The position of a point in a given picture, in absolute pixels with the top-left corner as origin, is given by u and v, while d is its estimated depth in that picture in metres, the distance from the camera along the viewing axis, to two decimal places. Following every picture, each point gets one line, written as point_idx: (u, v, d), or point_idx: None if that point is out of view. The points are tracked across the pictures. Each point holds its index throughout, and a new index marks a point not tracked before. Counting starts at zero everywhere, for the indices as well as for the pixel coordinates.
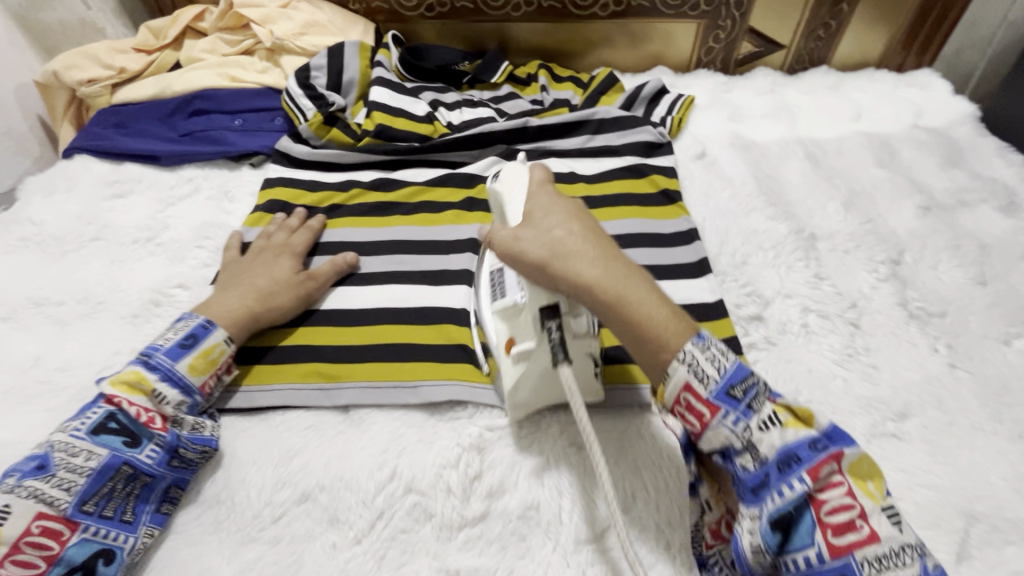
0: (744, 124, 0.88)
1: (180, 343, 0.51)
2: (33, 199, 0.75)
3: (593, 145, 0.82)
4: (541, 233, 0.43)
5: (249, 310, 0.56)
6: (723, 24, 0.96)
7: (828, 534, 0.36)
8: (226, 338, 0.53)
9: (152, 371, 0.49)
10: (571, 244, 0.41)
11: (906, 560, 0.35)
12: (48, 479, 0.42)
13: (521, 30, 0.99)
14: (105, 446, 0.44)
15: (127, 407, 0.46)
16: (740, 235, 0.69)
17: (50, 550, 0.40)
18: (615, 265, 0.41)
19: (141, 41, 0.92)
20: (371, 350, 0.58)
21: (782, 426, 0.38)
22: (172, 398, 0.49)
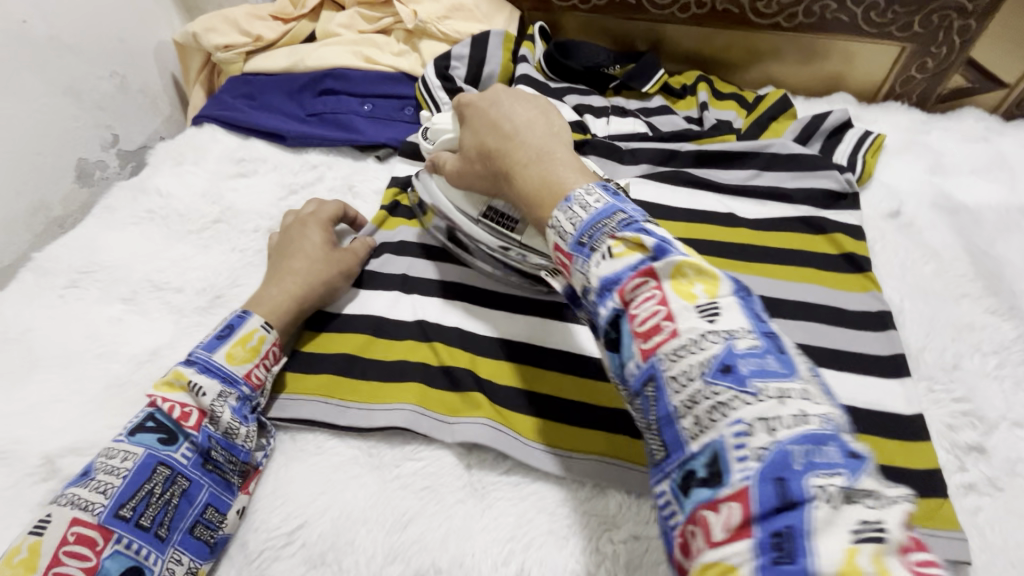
0: (949, 179, 0.72)
1: (217, 335, 0.49)
2: (162, 167, 0.73)
3: (760, 184, 0.69)
4: (513, 100, 0.48)
5: (292, 297, 0.53)
6: (935, 51, 0.79)
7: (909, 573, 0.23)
8: (262, 323, 0.50)
9: (189, 366, 0.47)
10: (525, 119, 0.45)
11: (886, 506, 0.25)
12: (88, 484, 0.40)
13: (682, 34, 0.87)
14: (141, 445, 0.43)
15: (162, 404, 0.45)
16: (951, 328, 0.56)
17: (88, 560, 0.38)
18: (546, 138, 0.44)
19: (279, 9, 0.88)
20: (501, 393, 0.50)
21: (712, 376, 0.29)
22: (210, 389, 0.46)
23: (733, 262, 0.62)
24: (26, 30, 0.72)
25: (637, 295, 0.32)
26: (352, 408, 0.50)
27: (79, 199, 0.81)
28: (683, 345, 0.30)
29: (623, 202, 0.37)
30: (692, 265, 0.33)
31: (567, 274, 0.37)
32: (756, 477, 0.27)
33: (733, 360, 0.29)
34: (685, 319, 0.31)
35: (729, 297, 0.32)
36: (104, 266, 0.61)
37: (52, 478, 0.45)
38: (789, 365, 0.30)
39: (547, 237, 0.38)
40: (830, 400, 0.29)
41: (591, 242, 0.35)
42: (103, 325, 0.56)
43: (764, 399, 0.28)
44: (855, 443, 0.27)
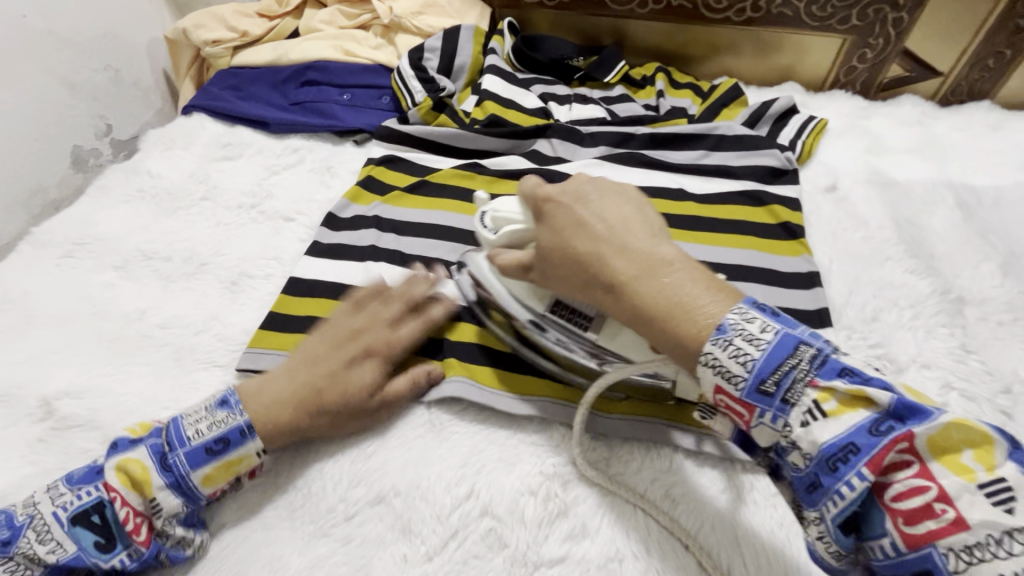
0: (884, 158, 0.78)
1: (206, 446, 0.44)
2: (153, 152, 0.79)
3: (708, 162, 0.74)
4: (569, 200, 0.46)
5: (353, 337, 0.51)
6: (873, 43, 0.86)
7: (899, 523, 0.32)
8: (257, 449, 0.45)
9: (160, 474, 0.43)
10: (600, 225, 0.43)
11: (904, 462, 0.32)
12: (11, 558, 0.39)
13: (642, 29, 0.93)
14: (75, 540, 0.40)
15: (116, 507, 0.41)
16: (872, 286, 0.61)
17: None
18: (655, 241, 0.41)
19: (265, 7, 0.94)
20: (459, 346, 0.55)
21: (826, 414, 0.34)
22: (168, 508, 0.43)
23: (678, 232, 0.67)
24: (26, 24, 0.77)
25: (890, 468, 0.33)
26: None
27: (74, 184, 0.86)
28: (978, 539, 0.29)
29: (792, 329, 0.36)
30: (958, 428, 0.32)
31: (736, 415, 0.37)
32: (885, 503, 0.33)
33: (856, 450, 0.33)
34: (973, 506, 0.30)
35: (878, 409, 0.33)
36: (98, 238, 0.66)
37: (48, 418, 0.50)
38: (1004, 457, 0.31)
39: (699, 373, 0.37)
40: (1007, 456, 0.31)
41: (787, 394, 0.35)
42: (96, 289, 0.61)
43: (997, 510, 0.29)
44: (990, 470, 0.30)
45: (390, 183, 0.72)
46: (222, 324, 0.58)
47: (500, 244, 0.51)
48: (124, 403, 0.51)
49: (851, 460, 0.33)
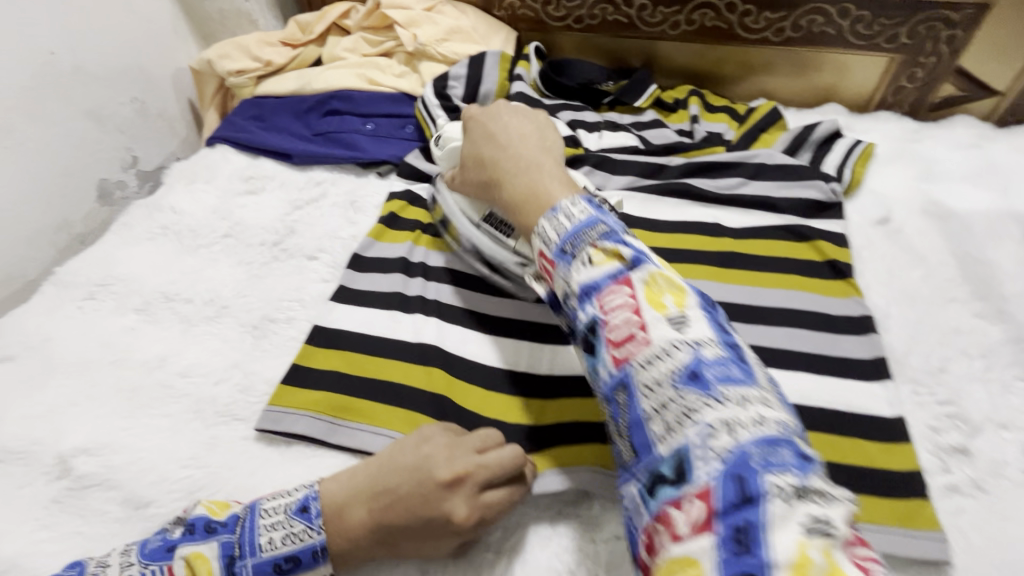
0: (940, 186, 0.73)
1: (278, 561, 0.40)
2: (176, 186, 0.78)
3: (745, 192, 0.70)
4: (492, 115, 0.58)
5: (383, 538, 0.41)
6: (924, 62, 0.81)
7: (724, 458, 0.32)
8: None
9: None
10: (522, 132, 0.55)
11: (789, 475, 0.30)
12: None
13: (674, 50, 0.89)
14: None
15: None
16: (936, 332, 0.56)
17: None
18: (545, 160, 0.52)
19: (289, 35, 0.93)
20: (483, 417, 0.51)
21: (675, 353, 0.36)
22: None
23: (717, 271, 0.63)
24: (54, 60, 0.77)
25: (616, 311, 0.38)
26: (343, 426, 0.51)
27: (100, 217, 0.86)
28: (658, 354, 0.36)
29: (606, 214, 0.44)
30: (663, 278, 0.39)
31: (551, 279, 0.43)
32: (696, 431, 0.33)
33: (597, 288, 0.39)
34: (657, 327, 0.37)
35: (626, 264, 0.39)
36: (121, 278, 0.65)
37: (66, 476, 0.48)
38: (694, 302, 0.39)
39: (534, 244, 0.45)
40: (698, 305, 0.39)
41: (575, 250, 0.41)
42: (117, 334, 0.59)
43: (673, 334, 0.37)
44: (680, 308, 0.38)
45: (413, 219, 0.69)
46: (244, 373, 0.56)
47: (452, 164, 0.64)
48: (142, 461, 0.49)
49: (591, 298, 0.39)
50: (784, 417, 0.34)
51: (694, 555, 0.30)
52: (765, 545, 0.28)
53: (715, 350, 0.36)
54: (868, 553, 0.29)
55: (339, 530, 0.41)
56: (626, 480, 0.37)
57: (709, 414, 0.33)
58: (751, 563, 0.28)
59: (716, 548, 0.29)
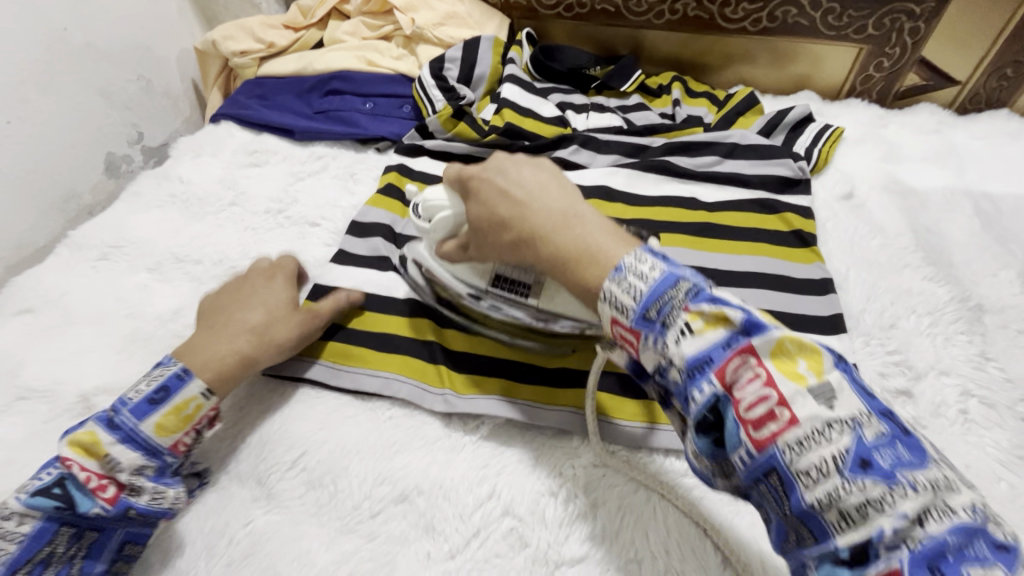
0: (901, 166, 0.78)
1: (150, 397, 0.46)
2: (183, 158, 0.81)
3: (721, 170, 0.74)
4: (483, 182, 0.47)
5: (249, 345, 0.51)
6: (890, 52, 0.86)
7: (749, 431, 0.32)
8: (203, 390, 0.48)
9: (112, 432, 0.44)
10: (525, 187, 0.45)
11: (836, 436, 0.30)
12: None
13: (659, 39, 0.94)
14: (36, 509, 0.40)
15: (76, 472, 0.42)
16: (890, 292, 0.61)
17: None
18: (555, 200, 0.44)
19: (291, 18, 0.97)
20: (469, 360, 0.55)
21: (693, 333, 0.34)
22: (127, 464, 0.44)
23: (692, 238, 0.68)
24: (66, 35, 0.81)
25: (746, 383, 0.33)
26: (343, 370, 0.55)
27: (107, 189, 0.89)
28: (809, 436, 0.31)
29: (680, 266, 0.37)
30: (792, 340, 0.33)
31: (632, 349, 0.38)
32: (736, 406, 0.33)
33: (708, 361, 0.34)
34: (804, 407, 0.31)
35: (737, 328, 0.34)
36: (132, 241, 0.69)
37: (87, 413, 0.52)
38: (830, 364, 0.33)
39: (600, 310, 0.39)
40: (834, 366, 0.33)
41: (666, 317, 0.35)
42: (131, 290, 0.63)
43: (821, 409, 0.31)
44: (818, 376, 0.32)
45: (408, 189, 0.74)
46: None
47: (442, 235, 0.51)
48: None
49: (705, 370, 0.34)
50: (895, 425, 0.31)
51: None
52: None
53: (692, 287, 0.36)
54: None
55: (209, 347, 0.50)
56: (795, 555, 0.32)
57: (740, 396, 0.33)
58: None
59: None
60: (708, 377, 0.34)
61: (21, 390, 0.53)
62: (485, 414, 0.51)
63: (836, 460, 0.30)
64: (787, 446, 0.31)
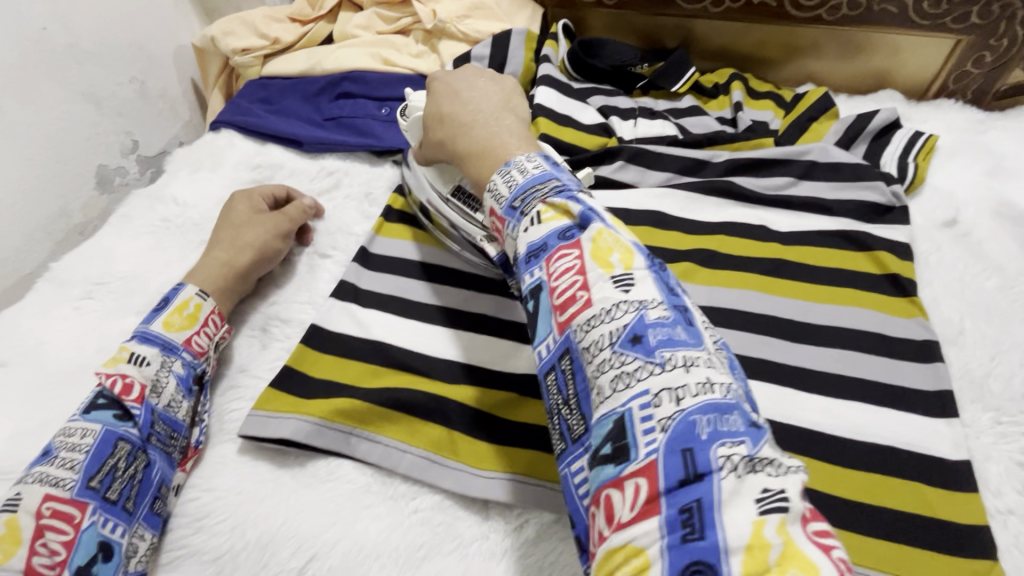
0: (1011, 184, 0.66)
1: (155, 309, 0.51)
2: (179, 174, 0.72)
3: (795, 193, 0.63)
4: (468, 74, 0.52)
5: (225, 263, 0.56)
6: (994, 45, 0.73)
7: (559, 315, 0.34)
8: (198, 290, 0.52)
9: (132, 340, 0.49)
10: (487, 95, 0.50)
11: (620, 316, 0.32)
12: (53, 462, 0.41)
13: (715, 30, 0.82)
14: (97, 422, 0.43)
15: (106, 381, 0.45)
16: (1019, 351, 0.50)
17: (67, 534, 0.39)
18: (503, 105, 0.49)
19: (297, 11, 0.86)
20: (490, 430, 0.47)
21: (539, 220, 0.37)
22: (153, 359, 0.48)
23: (761, 279, 0.57)
24: (46, 36, 0.72)
25: (564, 273, 0.35)
26: (363, 439, 0.47)
27: (99, 206, 0.81)
28: (598, 315, 0.32)
29: (560, 170, 0.40)
30: (610, 235, 0.35)
31: (500, 237, 0.40)
32: (553, 294, 0.35)
33: (545, 248, 0.36)
34: (601, 289, 0.33)
35: (574, 222, 0.36)
36: (119, 277, 0.60)
37: None
38: (641, 263, 0.34)
39: (484, 201, 0.42)
40: (644, 265, 0.34)
41: (524, 205, 0.38)
42: (116, 339, 0.55)
43: (615, 294, 0.33)
44: (625, 268, 0.34)
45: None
46: (255, 386, 0.52)
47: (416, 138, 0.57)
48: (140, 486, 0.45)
49: (539, 257, 0.36)
50: (683, 314, 0.33)
51: (641, 543, 0.26)
52: (716, 529, 0.25)
53: (661, 311, 0.32)
54: (823, 528, 0.25)
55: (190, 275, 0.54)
56: (577, 460, 0.33)
57: (649, 380, 0.30)
58: (699, 547, 0.25)
59: (663, 533, 0.26)
60: (538, 262, 0.36)
61: None
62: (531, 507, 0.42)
63: (616, 333, 0.32)
64: (580, 327, 0.33)
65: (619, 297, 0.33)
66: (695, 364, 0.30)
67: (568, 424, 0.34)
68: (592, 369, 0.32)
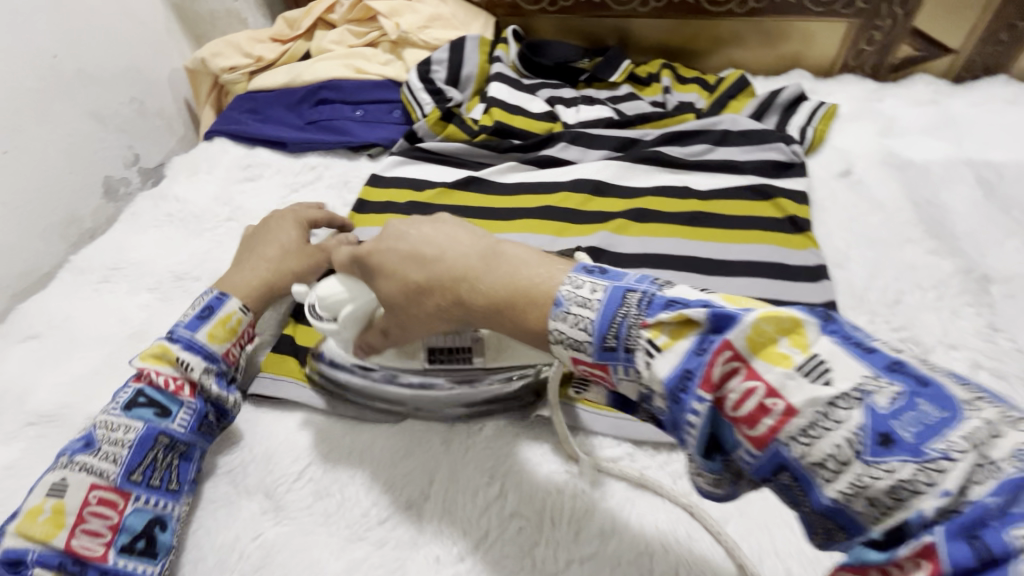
0: (899, 140, 0.77)
1: (198, 315, 0.53)
2: (179, 178, 0.82)
3: (712, 157, 0.74)
4: (410, 224, 0.42)
5: (265, 281, 0.58)
6: (880, 24, 0.85)
7: (744, 429, 0.28)
8: (240, 305, 0.55)
9: (174, 343, 0.51)
10: (452, 236, 0.40)
11: (845, 411, 0.26)
12: (96, 453, 0.45)
13: (646, 27, 0.94)
14: (139, 419, 0.47)
15: (155, 379, 0.49)
16: (893, 269, 0.61)
17: (111, 518, 0.43)
18: (475, 234, 0.40)
19: (277, 32, 0.97)
20: None
21: (659, 352, 0.31)
22: (196, 365, 0.51)
23: (685, 229, 0.66)
24: (56, 63, 0.82)
25: (724, 381, 0.29)
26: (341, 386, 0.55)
27: (106, 213, 0.90)
28: (815, 423, 0.27)
29: (623, 276, 0.35)
30: (767, 320, 0.29)
31: (605, 382, 0.35)
32: (728, 416, 0.29)
33: (616, 328, 0.32)
34: (799, 393, 0.27)
35: (705, 329, 0.30)
36: (132, 263, 0.69)
37: None
38: (817, 334, 0.29)
39: (556, 351, 0.36)
40: (821, 333, 0.29)
41: (627, 342, 0.32)
42: (133, 311, 0.64)
43: (820, 389, 0.27)
44: (805, 353, 0.28)
45: (388, 200, 0.74)
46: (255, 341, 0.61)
47: (357, 330, 0.46)
48: None
49: (690, 388, 0.29)
50: (910, 376, 0.27)
51: None
52: None
53: (890, 392, 0.26)
54: None
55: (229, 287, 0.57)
56: (829, 547, 0.29)
57: (941, 477, 0.24)
58: None
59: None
60: (693, 393, 0.29)
61: (29, 416, 0.54)
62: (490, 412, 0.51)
63: (856, 431, 0.26)
64: (789, 439, 0.27)
65: (828, 392, 0.27)
66: (967, 440, 0.24)
67: (808, 522, 0.30)
68: (832, 485, 0.26)
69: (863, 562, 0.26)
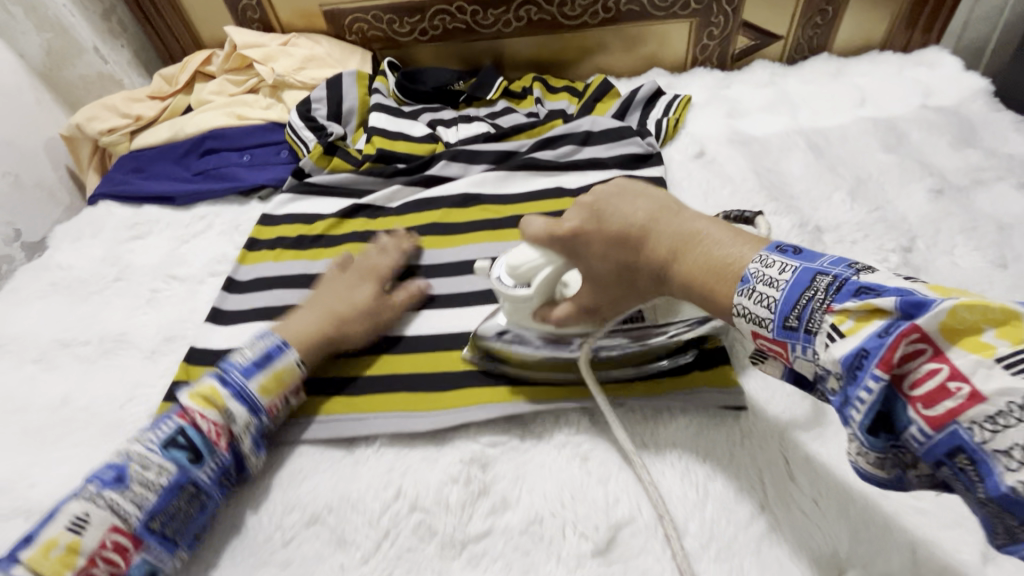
0: (744, 119, 0.87)
1: (254, 361, 0.52)
2: (62, 245, 0.80)
3: (579, 156, 0.80)
4: (614, 198, 0.42)
5: (330, 338, 0.57)
6: (716, 21, 0.95)
7: (920, 409, 0.28)
8: (298, 359, 0.54)
9: (225, 387, 0.50)
10: (647, 217, 0.40)
11: (954, 367, 0.28)
12: (124, 492, 0.44)
13: (514, 45, 1.00)
14: (173, 461, 0.46)
15: (200, 423, 0.48)
16: None
17: (118, 567, 0.43)
18: (669, 211, 0.41)
19: (155, 89, 0.97)
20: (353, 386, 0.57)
21: (843, 335, 0.30)
22: (241, 417, 0.50)
23: None
24: None
25: (905, 361, 0.28)
26: None
27: None
28: (942, 376, 0.28)
29: (818, 260, 0.33)
30: (971, 308, 0.27)
31: (786, 359, 0.34)
32: (906, 392, 0.29)
33: (867, 355, 0.28)
34: (990, 381, 0.26)
35: (897, 315, 0.29)
36: (14, 337, 0.68)
37: None
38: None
39: (737, 325, 0.36)
40: (1014, 317, 0.27)
41: (809, 324, 0.32)
42: (17, 385, 0.62)
43: (1001, 372, 0.26)
44: (1015, 345, 0.26)
45: (280, 237, 0.76)
46: (147, 394, 0.60)
47: (539, 304, 0.47)
48: (42, 491, 0.52)
49: (865, 365, 0.29)
50: None
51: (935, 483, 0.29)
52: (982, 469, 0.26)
53: (989, 335, 0.27)
54: None
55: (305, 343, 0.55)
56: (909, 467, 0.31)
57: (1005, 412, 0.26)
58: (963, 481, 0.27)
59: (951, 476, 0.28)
60: (870, 374, 0.28)
61: None
62: (376, 432, 0.53)
63: (942, 376, 0.28)
64: (920, 396, 0.28)
65: (987, 365, 0.27)
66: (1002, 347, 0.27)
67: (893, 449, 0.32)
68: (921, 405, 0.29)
69: (917, 465, 0.30)
